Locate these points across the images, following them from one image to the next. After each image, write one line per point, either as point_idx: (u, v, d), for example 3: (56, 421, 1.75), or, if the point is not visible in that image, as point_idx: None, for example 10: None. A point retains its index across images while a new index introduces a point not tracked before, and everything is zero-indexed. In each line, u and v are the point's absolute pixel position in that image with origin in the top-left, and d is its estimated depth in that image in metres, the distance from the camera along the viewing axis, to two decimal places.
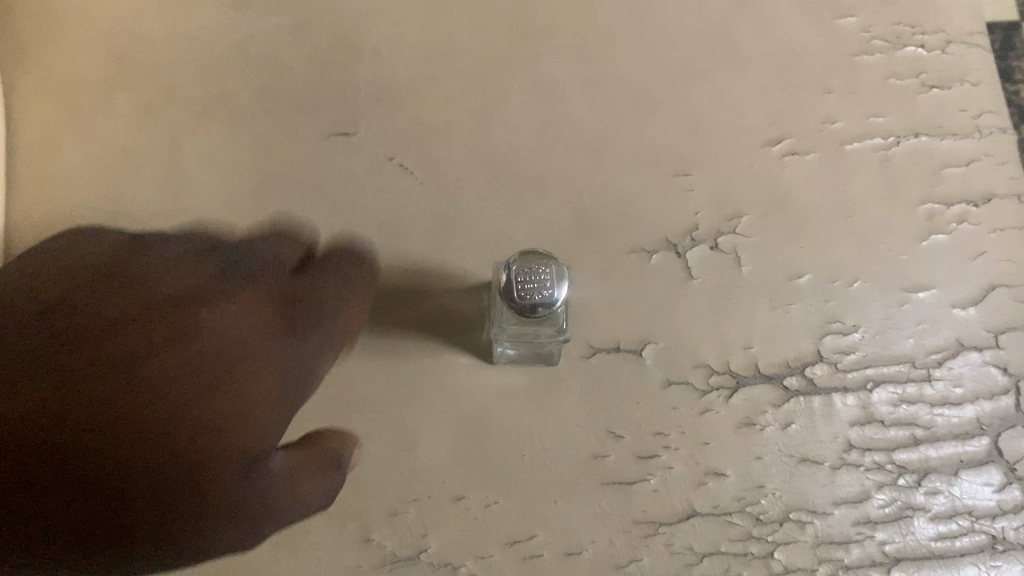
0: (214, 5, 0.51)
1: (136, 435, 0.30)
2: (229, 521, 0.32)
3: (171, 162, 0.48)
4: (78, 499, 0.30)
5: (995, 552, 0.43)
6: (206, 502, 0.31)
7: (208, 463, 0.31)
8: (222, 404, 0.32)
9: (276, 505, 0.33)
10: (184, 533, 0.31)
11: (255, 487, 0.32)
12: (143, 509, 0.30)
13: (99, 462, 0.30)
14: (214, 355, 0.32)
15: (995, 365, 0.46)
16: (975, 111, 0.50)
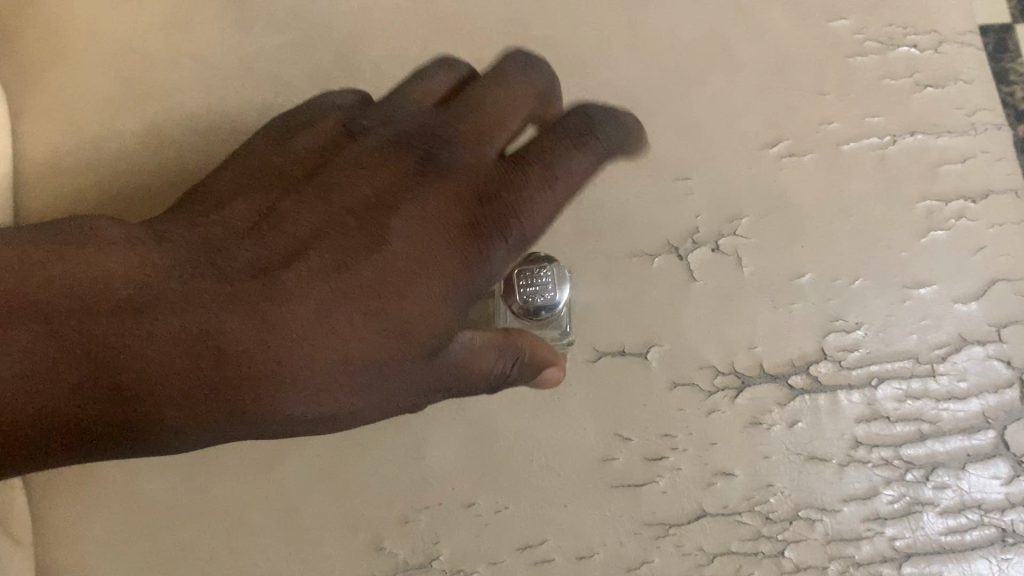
0: (217, 25, 0.52)
1: (316, 329, 0.35)
2: (419, 393, 0.37)
3: (176, 180, 0.48)
4: (286, 381, 0.34)
5: (1006, 545, 0.43)
6: (396, 380, 0.36)
7: (394, 348, 0.36)
8: (406, 296, 0.36)
9: (478, 375, 0.38)
10: (389, 404, 0.37)
11: (445, 364, 0.37)
12: (351, 385, 0.36)
13: (299, 351, 0.35)
14: (401, 253, 0.36)
15: (999, 359, 0.46)
16: (969, 109, 0.50)
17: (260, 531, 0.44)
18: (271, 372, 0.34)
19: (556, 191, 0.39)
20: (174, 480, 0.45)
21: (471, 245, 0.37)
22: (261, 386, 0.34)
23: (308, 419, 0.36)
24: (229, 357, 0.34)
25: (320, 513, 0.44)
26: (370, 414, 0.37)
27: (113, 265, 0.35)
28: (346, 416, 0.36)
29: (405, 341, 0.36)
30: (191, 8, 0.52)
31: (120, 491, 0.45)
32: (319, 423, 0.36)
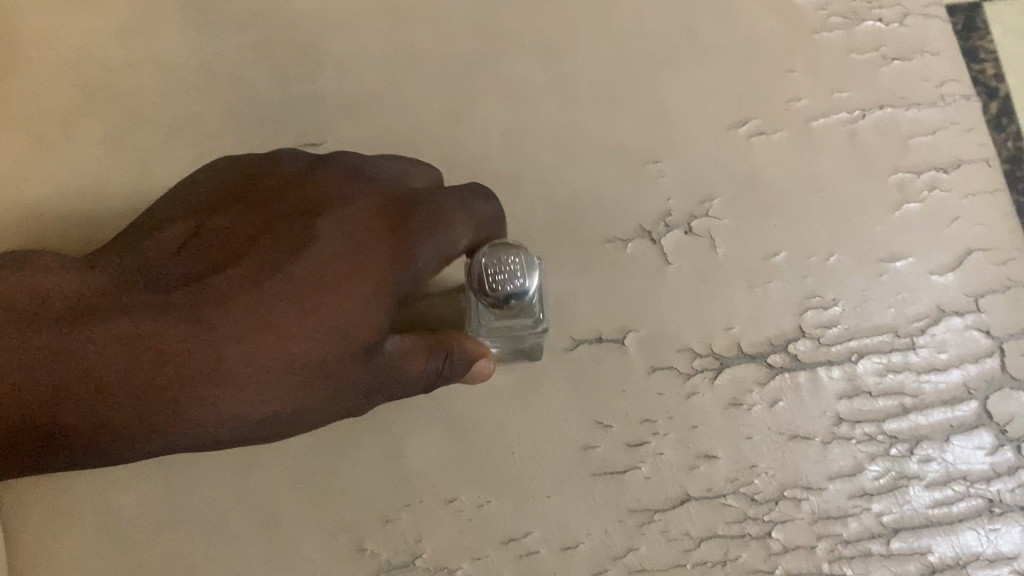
0: (175, 28, 0.51)
1: (242, 327, 0.35)
2: (356, 396, 0.37)
3: (140, 186, 0.47)
4: (218, 384, 0.34)
5: (993, 515, 0.43)
6: (330, 381, 0.36)
7: (325, 348, 0.36)
8: (335, 294, 0.36)
9: (413, 378, 0.38)
10: (327, 409, 0.37)
11: (378, 363, 0.37)
12: (283, 388, 0.35)
13: (231, 353, 0.35)
14: (329, 254, 0.37)
15: (977, 329, 0.46)
16: (937, 81, 0.50)
17: (240, 539, 0.43)
18: (204, 375, 0.34)
19: (474, 215, 0.39)
20: (149, 491, 0.44)
21: (399, 248, 0.37)
22: (194, 390, 0.34)
23: (242, 426, 0.35)
24: (163, 361, 0.34)
25: (300, 518, 0.44)
26: (306, 420, 0.37)
27: (52, 285, 0.36)
28: (282, 421, 0.36)
29: (334, 340, 0.36)
30: (148, 13, 0.51)
31: (95, 506, 0.44)
32: (255, 430, 0.36)
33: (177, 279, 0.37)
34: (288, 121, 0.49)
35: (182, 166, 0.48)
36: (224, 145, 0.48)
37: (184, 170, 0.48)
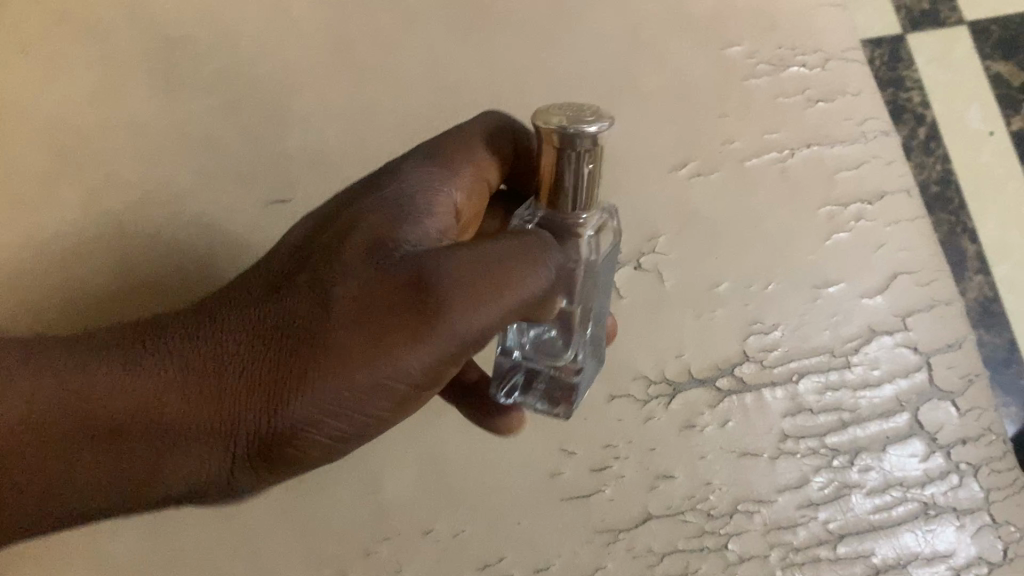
0: (144, 93, 0.54)
1: (238, 298, 0.35)
2: (393, 297, 0.33)
3: (115, 244, 0.49)
4: (226, 339, 0.34)
5: (929, 517, 0.47)
6: (337, 288, 0.33)
7: (317, 270, 0.34)
8: (317, 234, 0.36)
9: (464, 258, 0.33)
10: (368, 323, 0.33)
11: (392, 255, 0.34)
12: (289, 316, 0.34)
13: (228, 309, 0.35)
14: (305, 226, 0.38)
15: (906, 346, 0.50)
16: (858, 120, 0.55)
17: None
18: (209, 339, 0.35)
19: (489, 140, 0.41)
20: (137, 538, 0.46)
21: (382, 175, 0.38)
22: (202, 354, 0.34)
23: (273, 369, 0.33)
24: (170, 338, 0.35)
25: (286, 554, 0.46)
26: (353, 350, 0.32)
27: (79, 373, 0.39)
28: (314, 356, 0.32)
29: (321, 258, 0.35)
30: (120, 80, 0.54)
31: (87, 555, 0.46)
32: (294, 373, 0.33)
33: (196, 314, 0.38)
34: (259, 179, 0.52)
35: (159, 223, 0.50)
36: (198, 203, 0.51)
37: (160, 227, 0.50)
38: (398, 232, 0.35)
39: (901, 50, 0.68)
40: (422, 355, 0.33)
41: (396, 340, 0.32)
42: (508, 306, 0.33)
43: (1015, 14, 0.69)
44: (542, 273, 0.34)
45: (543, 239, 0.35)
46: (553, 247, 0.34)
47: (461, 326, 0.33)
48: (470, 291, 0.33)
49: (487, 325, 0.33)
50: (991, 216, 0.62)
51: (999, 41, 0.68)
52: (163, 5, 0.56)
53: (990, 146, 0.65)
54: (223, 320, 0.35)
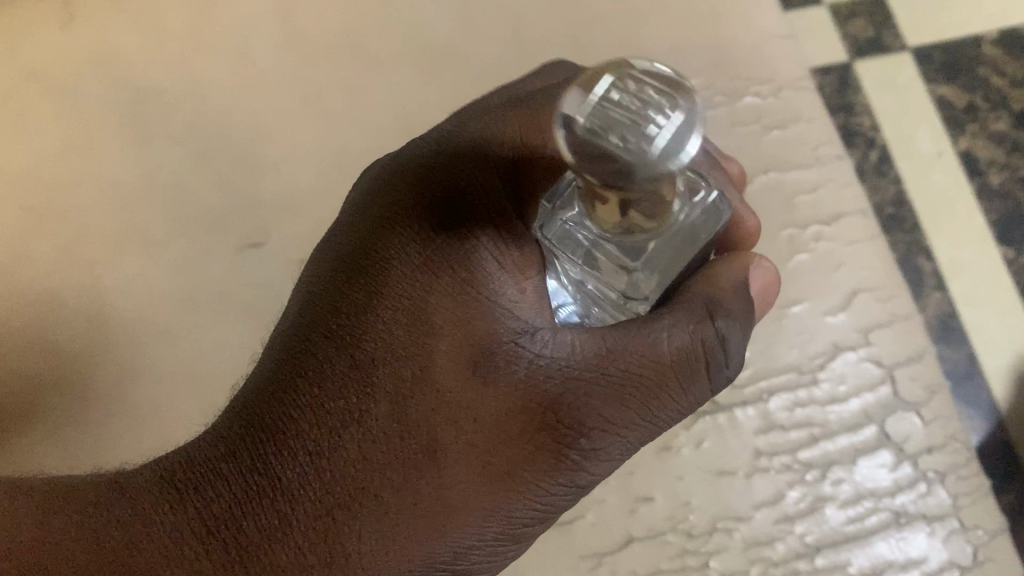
0: (114, 146, 0.54)
1: (354, 455, 0.34)
2: (527, 439, 0.34)
3: (92, 297, 0.50)
4: (342, 484, 0.33)
5: (900, 525, 0.48)
6: (458, 430, 0.34)
7: (461, 427, 0.34)
8: (425, 371, 0.34)
9: (601, 389, 0.34)
10: (505, 468, 0.34)
11: (509, 381, 0.34)
12: (437, 474, 0.33)
13: (352, 470, 0.33)
14: (390, 346, 0.34)
15: (870, 360, 0.51)
16: (814, 145, 0.57)
17: None
18: (316, 477, 0.33)
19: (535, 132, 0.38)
20: None
21: (448, 237, 0.36)
22: (319, 499, 0.33)
23: (411, 523, 0.33)
24: (268, 471, 0.34)
25: None
26: (491, 498, 0.34)
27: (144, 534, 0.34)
28: (456, 510, 0.33)
29: (442, 398, 0.34)
30: (90, 134, 0.55)
31: None
32: (434, 528, 0.33)
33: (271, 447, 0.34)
34: (233, 224, 0.52)
35: (136, 273, 0.51)
36: (174, 251, 0.52)
37: (137, 276, 0.51)
38: (498, 339, 0.35)
39: (850, 79, 0.70)
40: (562, 487, 0.34)
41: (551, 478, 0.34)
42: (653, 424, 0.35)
43: (955, 38, 0.72)
44: (687, 389, 0.35)
45: (682, 333, 0.35)
46: (708, 365, 0.35)
47: (607, 458, 0.35)
48: (613, 423, 0.34)
49: (628, 451, 0.35)
50: (943, 233, 0.65)
51: (941, 66, 0.71)
52: (127, 56, 0.57)
53: (939, 166, 0.67)
54: (320, 448, 0.34)
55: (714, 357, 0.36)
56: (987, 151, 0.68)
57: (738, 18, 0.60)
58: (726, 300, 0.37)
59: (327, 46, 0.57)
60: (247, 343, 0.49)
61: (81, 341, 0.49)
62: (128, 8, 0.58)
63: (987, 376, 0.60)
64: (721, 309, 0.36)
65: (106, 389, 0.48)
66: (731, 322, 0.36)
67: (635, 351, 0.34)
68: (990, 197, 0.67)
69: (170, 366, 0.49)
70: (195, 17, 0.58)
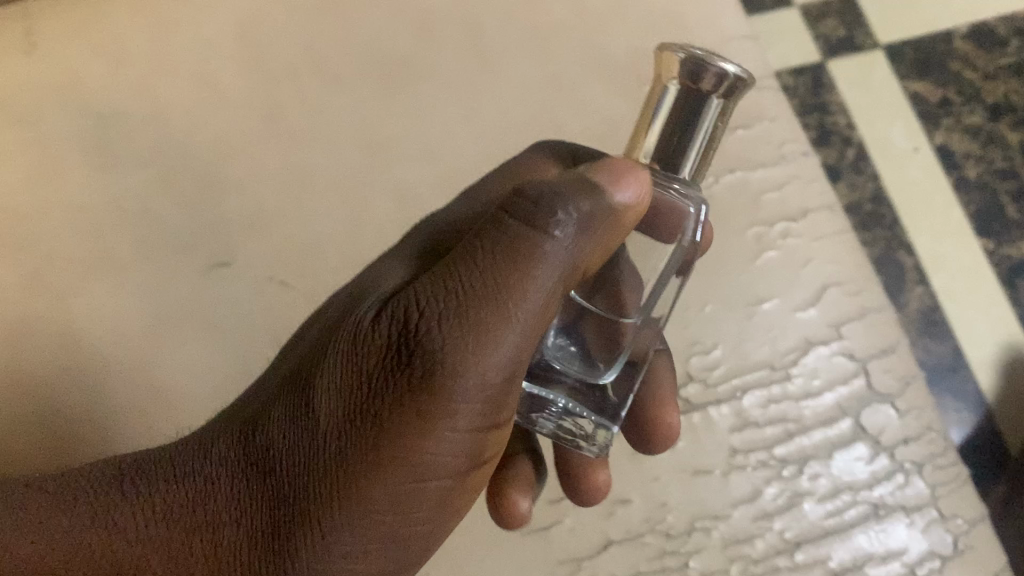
0: (79, 172, 0.54)
1: (261, 419, 0.35)
2: (376, 364, 0.31)
3: (60, 322, 0.50)
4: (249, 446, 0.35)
5: (880, 517, 0.48)
6: (325, 373, 0.33)
7: (322, 361, 0.34)
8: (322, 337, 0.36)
9: (437, 299, 0.31)
10: (366, 398, 0.31)
11: (368, 314, 0.33)
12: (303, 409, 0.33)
13: (256, 433, 0.35)
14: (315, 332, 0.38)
15: (843, 354, 0.51)
16: (779, 143, 0.57)
17: None
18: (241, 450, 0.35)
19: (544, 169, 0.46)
20: None
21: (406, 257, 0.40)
22: (246, 474, 0.35)
23: (308, 475, 0.33)
24: (208, 455, 0.36)
25: None
26: (362, 435, 0.31)
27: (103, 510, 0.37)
28: (321, 440, 0.32)
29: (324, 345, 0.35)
30: (56, 159, 0.55)
31: None
32: (329, 478, 0.32)
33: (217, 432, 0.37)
34: (201, 245, 0.52)
35: (105, 296, 0.51)
36: (143, 273, 0.52)
37: (106, 300, 0.51)
38: (385, 292, 0.35)
39: (823, 78, 0.70)
40: (442, 419, 0.31)
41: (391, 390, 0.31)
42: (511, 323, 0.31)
43: (926, 34, 0.72)
44: (532, 271, 0.32)
45: (504, 230, 0.32)
46: (533, 246, 0.31)
47: (451, 366, 0.31)
48: (453, 330, 0.31)
49: (502, 351, 0.31)
50: (925, 232, 0.65)
51: (912, 61, 0.71)
52: (91, 82, 0.57)
53: (915, 162, 0.68)
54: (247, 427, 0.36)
55: (540, 223, 0.32)
56: (962, 144, 0.69)
57: (697, 22, 0.60)
58: (563, 190, 0.33)
59: (291, 66, 0.57)
60: (222, 362, 0.50)
61: (51, 364, 0.49)
62: (90, 34, 0.58)
63: (973, 368, 0.62)
64: (546, 202, 0.32)
65: (74, 413, 0.48)
66: (556, 204, 0.32)
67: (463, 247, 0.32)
68: (968, 190, 0.67)
69: (141, 388, 0.49)
70: (156, 42, 0.58)
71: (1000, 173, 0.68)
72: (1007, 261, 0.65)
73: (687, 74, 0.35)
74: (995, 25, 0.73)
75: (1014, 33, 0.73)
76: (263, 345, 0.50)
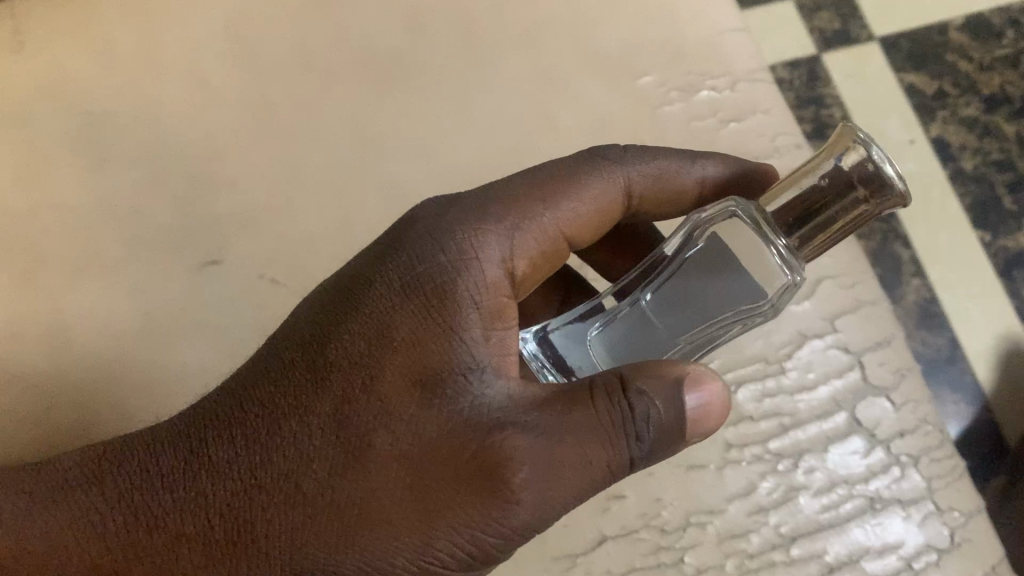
0: (69, 171, 0.54)
1: (286, 462, 0.33)
2: (455, 474, 0.32)
3: (50, 321, 0.50)
4: (264, 484, 0.33)
5: (876, 510, 0.48)
6: (389, 446, 0.33)
7: (384, 444, 0.33)
8: (370, 388, 0.33)
9: (527, 437, 0.32)
10: (428, 502, 0.32)
11: (452, 410, 0.33)
12: (348, 490, 0.32)
13: (277, 474, 0.33)
14: (350, 356, 0.34)
15: (837, 347, 0.51)
16: (772, 135, 0.57)
17: None
18: (246, 462, 0.33)
19: (590, 168, 0.42)
20: None
21: (426, 255, 0.36)
22: (242, 489, 0.33)
23: (317, 530, 0.32)
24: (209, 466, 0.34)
25: None
26: (404, 521, 0.32)
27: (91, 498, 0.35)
28: (367, 528, 0.32)
29: (380, 419, 0.33)
30: (45, 157, 0.54)
31: None
32: (332, 541, 0.32)
33: (218, 442, 0.34)
34: (190, 244, 0.52)
35: (94, 296, 0.51)
36: (133, 272, 0.51)
37: (96, 299, 0.51)
38: (449, 368, 0.34)
39: (818, 71, 0.70)
40: (475, 525, 0.32)
41: (463, 516, 0.32)
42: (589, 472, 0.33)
43: (920, 27, 0.72)
44: (618, 448, 0.33)
45: (608, 396, 0.33)
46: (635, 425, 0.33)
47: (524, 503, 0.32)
48: (536, 477, 0.32)
49: (568, 493, 0.33)
50: (921, 224, 0.65)
51: (907, 53, 0.71)
52: (79, 81, 0.57)
53: (911, 154, 0.68)
54: (257, 440, 0.34)
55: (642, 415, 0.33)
56: (958, 136, 0.69)
57: (688, 15, 0.60)
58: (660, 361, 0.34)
59: (280, 63, 0.57)
60: (213, 360, 0.49)
61: (38, 365, 0.49)
62: (77, 33, 0.58)
63: (969, 360, 0.61)
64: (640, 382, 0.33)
65: (57, 411, 0.48)
66: (658, 412, 0.33)
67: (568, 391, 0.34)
68: (964, 182, 0.67)
69: (128, 385, 0.49)
70: (144, 41, 0.58)
71: (995, 165, 0.68)
72: (1004, 252, 0.65)
73: (862, 170, 0.34)
74: (990, 16, 0.73)
75: (1009, 24, 0.72)
76: (253, 342, 0.50)
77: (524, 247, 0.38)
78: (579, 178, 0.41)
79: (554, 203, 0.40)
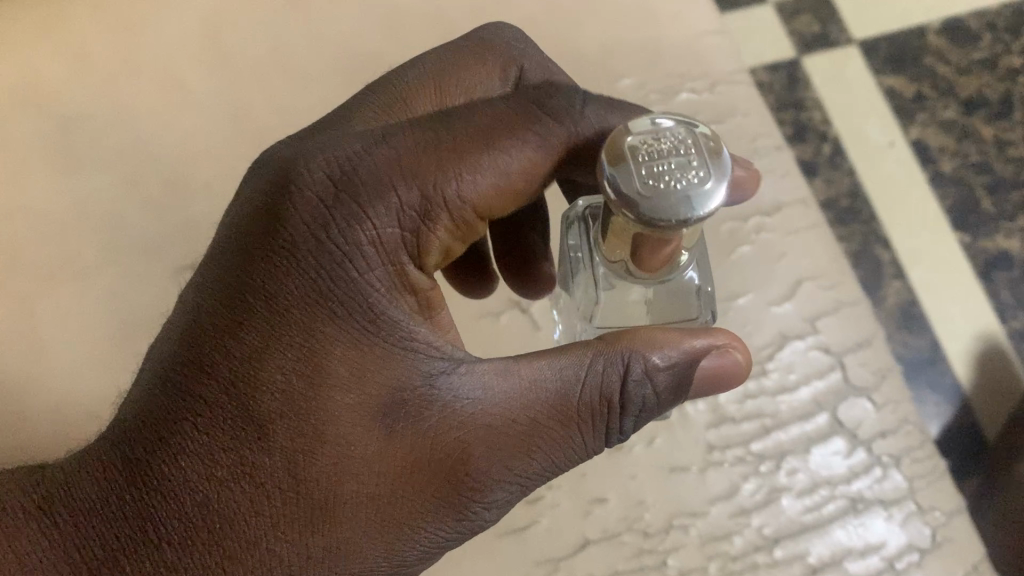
0: (43, 176, 0.54)
1: (248, 510, 0.31)
2: (432, 497, 0.32)
3: (24, 328, 0.49)
4: (232, 541, 0.31)
5: (858, 511, 0.48)
6: (358, 489, 0.32)
7: (351, 474, 0.31)
8: (322, 426, 0.31)
9: (502, 449, 0.33)
10: (410, 517, 0.32)
11: (415, 435, 0.32)
12: (330, 520, 0.31)
13: (242, 529, 0.31)
14: (284, 396, 0.31)
15: (818, 349, 0.51)
16: (752, 136, 0.57)
17: None
18: (203, 522, 0.31)
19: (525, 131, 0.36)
20: None
21: (352, 273, 0.33)
22: (207, 556, 0.31)
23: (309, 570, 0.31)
24: (159, 534, 0.31)
25: None
26: (389, 544, 0.32)
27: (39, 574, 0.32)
28: (356, 554, 0.32)
29: (344, 452, 0.31)
30: (19, 163, 0.54)
31: None
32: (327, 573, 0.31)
33: (158, 502, 0.31)
34: (168, 249, 0.52)
35: (69, 302, 0.50)
36: (108, 278, 0.51)
37: (69, 305, 0.50)
38: (404, 387, 0.32)
39: (798, 73, 0.70)
40: (454, 533, 0.34)
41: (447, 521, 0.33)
42: (557, 458, 0.34)
43: (900, 30, 0.72)
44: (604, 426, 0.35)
45: (596, 383, 0.35)
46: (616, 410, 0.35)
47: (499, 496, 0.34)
48: (507, 472, 0.33)
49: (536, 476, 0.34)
50: (901, 226, 0.65)
51: (886, 56, 0.71)
52: (54, 85, 0.56)
53: (890, 156, 0.68)
54: (206, 501, 0.31)
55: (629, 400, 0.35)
56: (937, 138, 0.69)
57: (668, 17, 0.59)
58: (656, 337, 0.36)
59: (257, 65, 0.57)
60: None
61: (12, 374, 0.48)
62: (51, 38, 0.57)
63: (950, 361, 0.62)
64: (645, 359, 0.35)
65: (29, 419, 0.47)
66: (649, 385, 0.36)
67: (537, 394, 0.34)
68: (944, 183, 0.67)
69: (101, 391, 0.48)
70: (119, 45, 0.57)
71: (974, 167, 0.68)
72: (984, 253, 0.65)
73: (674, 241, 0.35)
74: (968, 18, 0.73)
75: (987, 27, 0.73)
76: None
77: (429, 238, 0.34)
78: (510, 138, 0.36)
79: (467, 174, 0.35)
